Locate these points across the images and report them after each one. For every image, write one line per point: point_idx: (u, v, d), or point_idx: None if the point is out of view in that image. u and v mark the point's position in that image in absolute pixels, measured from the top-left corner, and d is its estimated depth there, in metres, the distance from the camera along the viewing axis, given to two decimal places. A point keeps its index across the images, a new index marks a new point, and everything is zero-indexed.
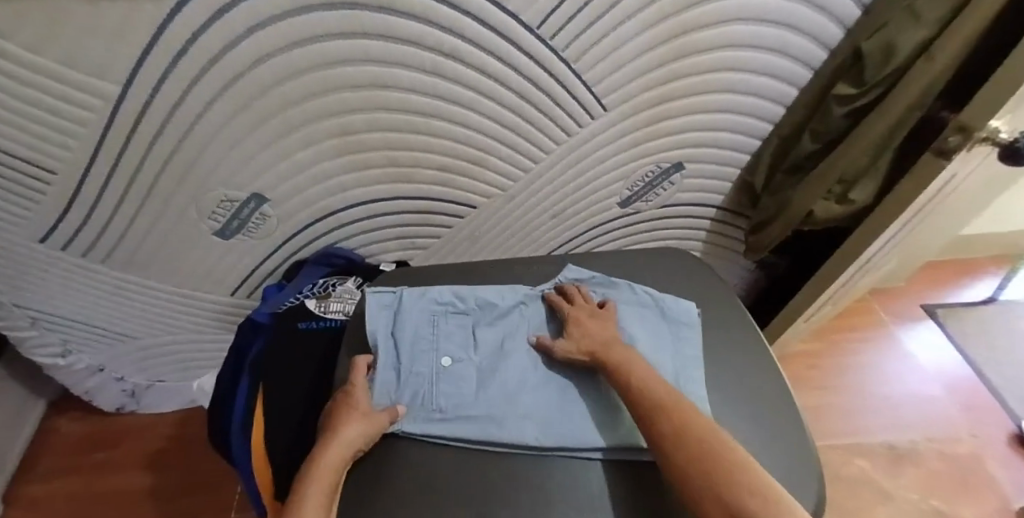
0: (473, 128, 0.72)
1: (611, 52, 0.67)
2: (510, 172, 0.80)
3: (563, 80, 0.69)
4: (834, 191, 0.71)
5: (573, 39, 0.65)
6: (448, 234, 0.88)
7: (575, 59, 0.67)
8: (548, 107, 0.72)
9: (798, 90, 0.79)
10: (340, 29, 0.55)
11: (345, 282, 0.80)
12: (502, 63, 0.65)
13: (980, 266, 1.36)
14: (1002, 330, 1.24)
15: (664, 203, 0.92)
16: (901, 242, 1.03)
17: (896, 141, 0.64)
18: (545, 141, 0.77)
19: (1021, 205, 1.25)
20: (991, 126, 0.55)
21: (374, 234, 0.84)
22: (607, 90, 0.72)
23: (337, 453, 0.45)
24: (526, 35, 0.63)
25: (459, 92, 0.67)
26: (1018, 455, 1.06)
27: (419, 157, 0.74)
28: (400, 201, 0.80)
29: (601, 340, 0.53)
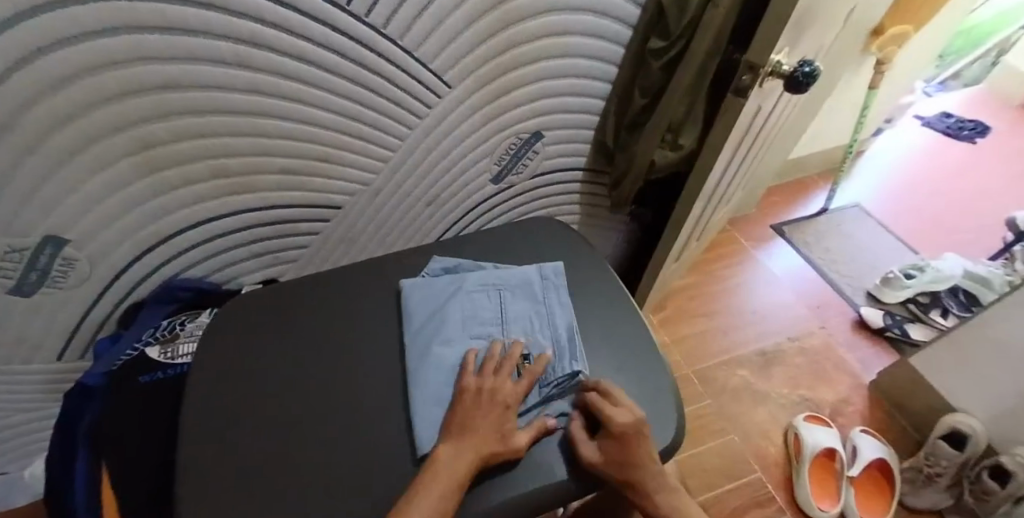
0: (314, 122, 0.67)
1: (434, 26, 0.66)
2: (365, 164, 0.76)
3: (391, 59, 0.66)
4: (666, 139, 0.77)
5: (390, 15, 0.62)
6: (314, 243, 0.83)
7: (399, 37, 0.65)
8: (385, 90, 0.69)
9: (623, 46, 0.81)
10: (98, 25, 0.48)
11: (195, 318, 0.75)
12: (322, 49, 0.61)
13: (812, 183, 1.55)
14: (835, 234, 1.43)
15: (534, 173, 0.93)
16: (744, 173, 1.13)
17: (705, 86, 0.70)
18: (393, 126, 0.74)
19: (834, 125, 1.43)
20: (773, 61, 0.62)
21: (227, 256, 0.78)
22: (445, 66, 0.71)
23: (449, 462, 0.47)
24: (337, 15, 0.59)
25: (274, 82, 0.61)
26: (859, 336, 1.24)
27: (252, 162, 0.68)
28: (243, 216, 0.74)
29: (644, 470, 0.50)
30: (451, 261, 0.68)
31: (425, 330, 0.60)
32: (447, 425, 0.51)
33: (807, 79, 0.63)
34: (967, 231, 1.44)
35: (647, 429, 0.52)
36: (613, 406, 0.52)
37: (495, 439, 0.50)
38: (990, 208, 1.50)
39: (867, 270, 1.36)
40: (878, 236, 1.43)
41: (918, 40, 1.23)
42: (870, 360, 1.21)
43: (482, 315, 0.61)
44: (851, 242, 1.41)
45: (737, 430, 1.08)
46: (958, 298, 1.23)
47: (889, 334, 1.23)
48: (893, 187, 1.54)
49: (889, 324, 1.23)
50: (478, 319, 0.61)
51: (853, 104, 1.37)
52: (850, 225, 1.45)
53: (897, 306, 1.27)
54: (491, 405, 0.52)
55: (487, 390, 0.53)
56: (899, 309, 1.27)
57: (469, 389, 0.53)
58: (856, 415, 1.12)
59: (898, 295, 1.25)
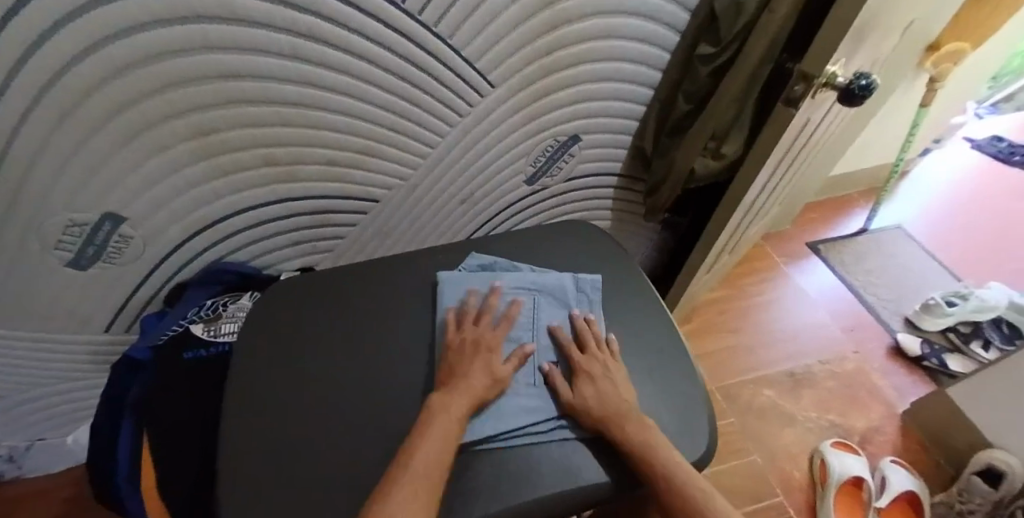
0: (360, 115, 0.69)
1: (483, 25, 0.66)
2: (404, 159, 0.77)
3: (438, 58, 0.67)
4: (709, 147, 0.76)
5: (442, 13, 0.62)
6: (351, 234, 0.85)
7: (449, 35, 0.65)
8: (430, 88, 0.70)
9: (668, 52, 0.80)
10: (166, 14, 0.50)
11: (236, 301, 0.78)
12: (373, 44, 0.62)
13: (852, 201, 1.51)
14: (873, 256, 1.39)
15: (570, 176, 0.93)
16: (783, 188, 1.11)
17: (755, 93, 0.69)
18: (435, 123, 0.75)
19: (880, 142, 1.39)
20: (828, 72, 0.61)
21: (269, 242, 0.80)
22: (490, 66, 0.71)
23: (443, 404, 0.51)
24: (390, 11, 0.60)
25: (325, 75, 0.63)
26: (894, 363, 1.20)
27: (297, 152, 0.69)
28: (286, 204, 0.76)
29: (615, 404, 0.53)
30: (488, 260, 0.69)
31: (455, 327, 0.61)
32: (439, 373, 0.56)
33: (864, 92, 0.62)
34: (1016, 259, 1.38)
35: (616, 375, 0.57)
36: (579, 353, 0.59)
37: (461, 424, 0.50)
38: None
39: (907, 294, 1.32)
40: (920, 260, 1.38)
41: (973, 59, 1.19)
42: (905, 388, 1.17)
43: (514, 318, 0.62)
44: (891, 264, 1.37)
45: (760, 450, 1.06)
46: (1001, 330, 1.17)
47: (926, 363, 1.19)
48: (938, 210, 1.49)
49: (926, 353, 1.19)
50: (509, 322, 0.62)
51: (901, 123, 1.33)
52: (891, 246, 1.41)
53: (936, 334, 1.23)
54: (475, 352, 0.57)
55: (474, 340, 0.58)
56: (939, 337, 1.22)
57: (454, 341, 0.58)
58: (887, 444, 1.09)
59: (937, 322, 1.21)
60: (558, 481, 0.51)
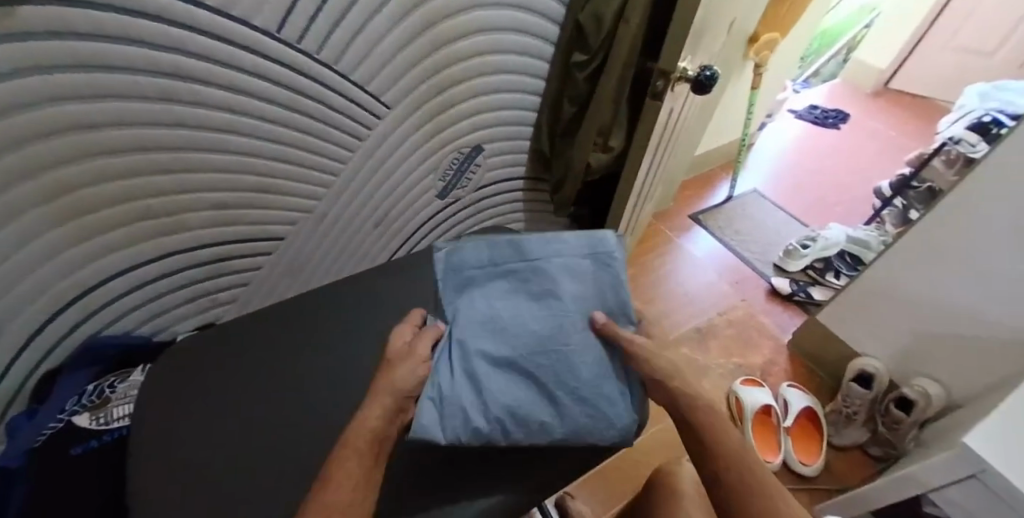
0: (249, 151, 0.67)
1: (367, 50, 0.69)
2: (307, 190, 0.76)
3: (327, 84, 0.69)
4: (598, 143, 0.86)
5: (324, 38, 0.64)
6: (257, 277, 0.82)
7: (333, 61, 0.67)
8: (322, 114, 0.71)
9: (545, 61, 0.88)
10: (15, 67, 0.46)
11: (126, 378, 0.71)
12: (251, 76, 0.61)
13: (717, 175, 1.73)
14: (741, 218, 1.61)
15: (478, 185, 0.99)
16: (662, 169, 1.26)
17: (625, 91, 0.80)
18: (332, 149, 0.75)
19: (730, 121, 1.62)
20: (680, 67, 0.73)
21: (161, 302, 0.74)
22: (381, 88, 0.74)
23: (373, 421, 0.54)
24: (266, 42, 0.60)
25: (203, 114, 0.60)
26: (773, 303, 1.41)
27: (188, 199, 0.66)
28: (182, 255, 0.71)
29: (676, 367, 0.60)
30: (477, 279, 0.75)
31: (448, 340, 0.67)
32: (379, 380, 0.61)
33: (710, 81, 0.75)
34: (846, 201, 1.68)
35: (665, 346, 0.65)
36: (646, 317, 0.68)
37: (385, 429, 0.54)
38: (861, 182, 1.75)
39: (771, 246, 1.54)
40: (776, 215, 1.62)
41: (785, 45, 1.44)
42: (785, 322, 1.37)
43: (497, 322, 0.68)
44: (756, 223, 1.59)
45: None
46: (846, 261, 1.42)
47: (796, 298, 1.41)
48: (780, 171, 1.76)
49: (794, 290, 1.41)
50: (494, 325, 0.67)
51: (741, 103, 1.57)
52: (752, 207, 1.64)
53: (799, 274, 1.45)
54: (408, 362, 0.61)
55: (412, 349, 0.63)
56: (801, 276, 1.45)
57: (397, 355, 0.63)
58: (781, 372, 1.27)
59: (797, 263, 1.43)
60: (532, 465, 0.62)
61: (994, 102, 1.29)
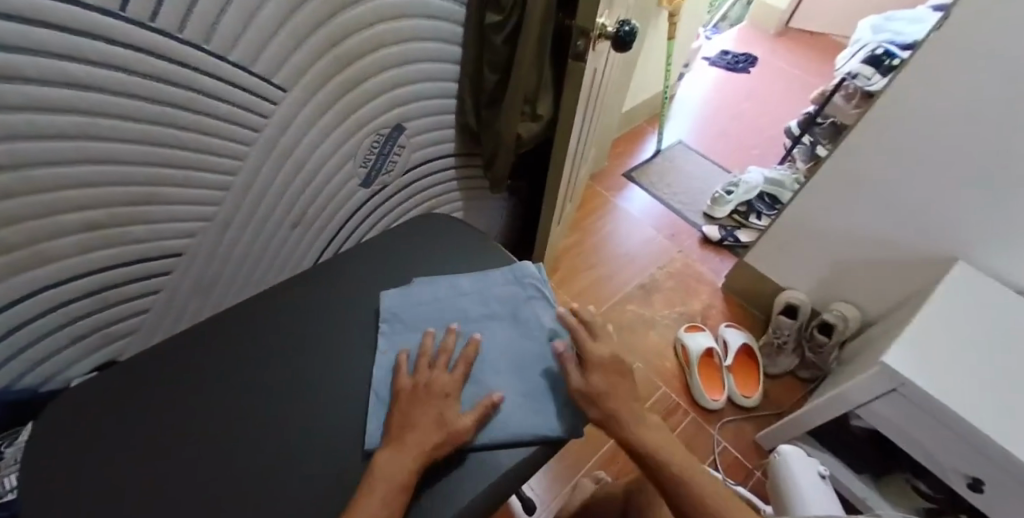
0: (115, 159, 0.57)
1: (246, 24, 0.59)
2: (202, 195, 0.68)
3: (204, 69, 0.58)
4: (526, 112, 0.82)
5: (187, 12, 0.54)
6: (158, 302, 0.74)
7: (203, 40, 0.57)
8: (204, 106, 0.61)
9: (460, 26, 0.82)
10: None
11: (14, 440, 0.62)
12: (99, 67, 0.51)
13: (644, 130, 1.75)
14: (669, 170, 1.64)
15: (405, 168, 0.92)
16: (592, 131, 1.24)
17: (546, 54, 0.76)
18: (224, 145, 0.66)
19: (651, 74, 1.62)
20: (598, 25, 0.70)
21: (42, 346, 0.65)
22: (271, 69, 0.64)
23: (388, 465, 0.52)
24: (112, 24, 0.49)
25: (45, 120, 0.50)
26: (707, 250, 1.46)
27: (47, 223, 0.56)
28: (58, 291, 0.62)
29: (623, 407, 0.59)
30: (431, 275, 0.76)
31: (403, 330, 0.68)
32: (388, 419, 0.57)
33: (629, 37, 0.73)
34: (764, 143, 1.75)
35: (618, 380, 0.61)
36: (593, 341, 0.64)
37: (400, 477, 0.51)
38: (773, 123, 1.82)
39: (699, 195, 1.59)
40: (700, 164, 1.67)
41: None
42: (719, 267, 1.44)
43: (449, 311, 0.70)
44: (682, 174, 1.64)
45: (639, 357, 1.24)
46: (764, 201, 1.50)
47: (727, 243, 1.47)
48: (701, 120, 1.80)
49: (724, 235, 1.47)
50: (445, 314, 0.70)
51: (660, 55, 1.56)
52: (678, 159, 1.68)
53: (727, 219, 1.51)
54: (429, 400, 0.58)
55: (428, 386, 0.59)
56: (729, 221, 1.51)
57: (406, 389, 0.59)
58: (719, 314, 1.34)
59: (723, 210, 1.49)
60: (509, 456, 0.60)
61: (884, 35, 1.29)
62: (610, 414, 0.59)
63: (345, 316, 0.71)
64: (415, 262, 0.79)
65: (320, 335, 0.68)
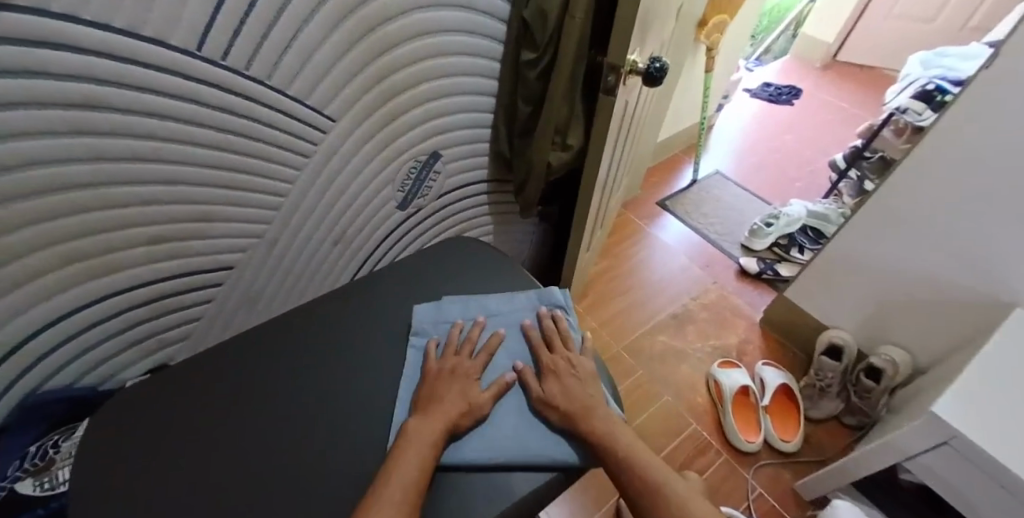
0: (183, 181, 0.63)
1: (301, 62, 0.64)
2: (253, 215, 0.72)
3: (263, 99, 0.63)
4: (557, 142, 0.84)
5: (252, 52, 0.59)
6: (207, 311, 0.78)
7: (266, 76, 0.62)
8: (261, 133, 0.66)
9: (497, 61, 0.85)
10: None
11: (71, 435, 0.65)
12: (176, 99, 0.56)
13: (681, 159, 1.74)
14: (707, 201, 1.62)
15: (440, 192, 0.96)
16: (625, 159, 1.25)
17: (578, 88, 0.78)
18: (276, 169, 0.70)
19: (688, 105, 1.62)
20: (629, 61, 0.72)
21: (101, 349, 0.69)
22: (321, 102, 0.69)
23: (416, 437, 0.57)
24: (190, 63, 0.55)
25: (124, 144, 0.56)
26: (744, 282, 1.42)
27: (114, 238, 0.61)
28: (119, 299, 0.67)
29: (578, 402, 0.62)
30: (461, 294, 0.78)
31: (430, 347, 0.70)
32: (420, 396, 0.63)
33: (660, 72, 0.74)
34: (807, 175, 1.71)
35: (573, 380, 0.65)
36: (549, 349, 0.68)
37: (429, 445, 0.57)
38: (817, 155, 1.78)
39: (737, 226, 1.55)
40: (739, 195, 1.64)
41: (735, 26, 1.44)
42: (757, 300, 1.39)
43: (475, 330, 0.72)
44: (720, 205, 1.61)
45: (669, 389, 1.21)
46: (808, 235, 1.44)
47: (765, 276, 1.43)
48: (740, 150, 1.78)
49: (763, 268, 1.43)
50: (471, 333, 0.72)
51: (698, 87, 1.56)
52: (716, 189, 1.65)
53: (766, 252, 1.47)
54: (454, 380, 0.64)
55: (451, 370, 0.65)
56: (768, 254, 1.46)
57: (435, 370, 0.66)
58: (756, 350, 1.29)
59: (763, 242, 1.45)
60: (526, 482, 0.59)
61: (936, 70, 1.25)
62: (571, 414, 0.62)
63: (374, 332, 0.73)
64: (444, 283, 0.81)
65: (350, 351, 0.71)
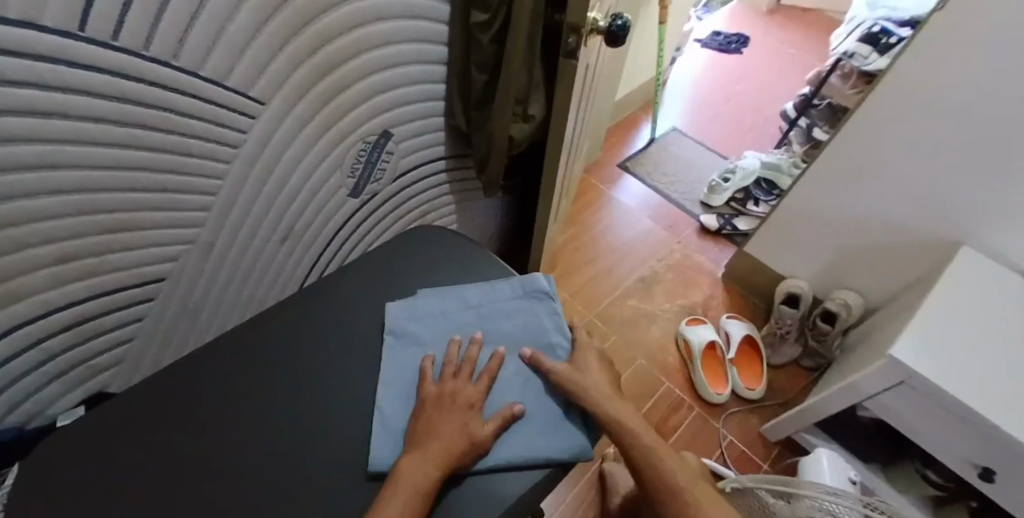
0: (87, 189, 0.53)
1: (216, 38, 0.54)
2: (179, 219, 0.64)
3: (172, 85, 0.54)
4: (518, 112, 0.78)
5: (150, 27, 0.49)
6: (142, 330, 0.70)
7: (171, 56, 0.52)
8: (175, 125, 0.57)
9: (443, 24, 0.77)
10: None
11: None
12: (60, 92, 0.47)
13: (638, 117, 1.71)
14: (666, 159, 1.61)
15: (396, 173, 0.88)
16: (585, 123, 1.21)
17: (536, 52, 0.72)
18: (201, 164, 0.62)
19: (642, 60, 1.57)
20: (590, 19, 0.66)
21: (19, 386, 0.61)
22: (245, 83, 0.60)
23: (410, 471, 0.52)
24: (70, 45, 0.45)
25: (4, 151, 0.46)
26: (706, 240, 1.44)
27: (7, 263, 0.52)
28: (30, 329, 0.58)
29: (599, 389, 0.62)
30: (434, 286, 0.74)
31: (409, 344, 0.66)
32: (414, 422, 0.58)
33: (621, 31, 0.69)
34: (760, 126, 1.72)
35: (588, 366, 0.65)
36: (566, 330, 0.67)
37: (426, 486, 0.51)
38: (769, 105, 1.79)
39: (696, 183, 1.55)
40: (695, 150, 1.64)
41: None
42: (718, 256, 1.41)
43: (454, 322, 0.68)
44: (679, 162, 1.60)
45: (642, 352, 1.23)
46: (762, 187, 1.46)
47: (725, 232, 1.45)
48: (694, 105, 1.77)
49: (723, 224, 1.44)
50: (450, 326, 0.68)
51: (652, 40, 1.52)
52: (673, 147, 1.64)
53: (724, 207, 1.48)
54: (449, 408, 0.58)
55: (446, 392, 0.60)
56: (727, 209, 1.48)
57: (431, 396, 0.60)
58: (721, 305, 1.32)
59: (719, 198, 1.47)
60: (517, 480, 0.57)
61: (881, 11, 1.24)
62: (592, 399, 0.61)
63: (339, 337, 0.68)
64: (411, 276, 0.76)
65: (314, 361, 0.65)
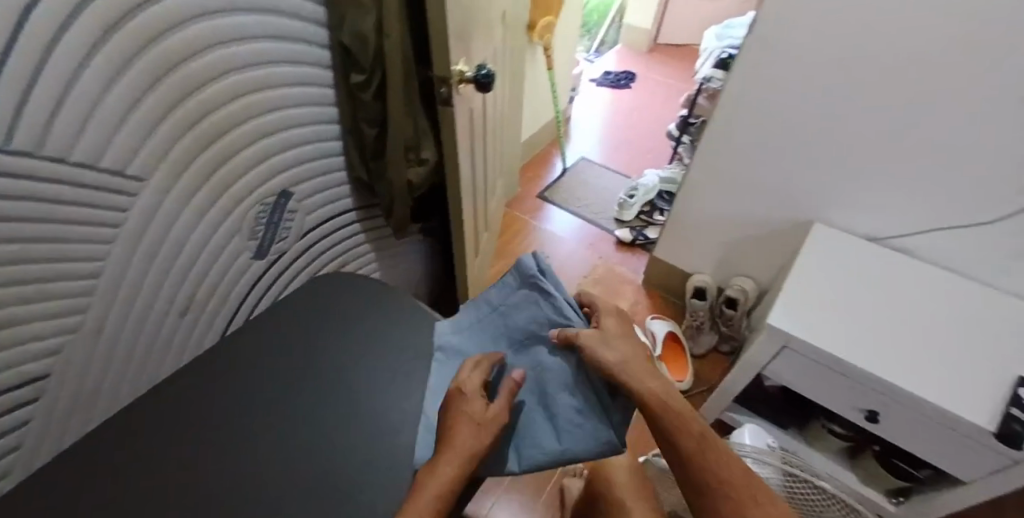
0: None
1: (97, 129, 0.60)
2: (57, 307, 0.66)
3: (42, 179, 0.58)
4: (411, 157, 0.89)
5: (10, 124, 0.52)
6: (29, 432, 0.71)
7: (34, 146, 0.55)
8: (46, 217, 0.60)
9: (326, 87, 0.88)
10: None
11: None
12: None
13: (550, 152, 1.88)
14: (580, 186, 1.76)
15: (302, 230, 0.97)
16: (495, 162, 1.34)
17: (416, 102, 0.83)
18: (78, 248, 0.65)
19: (542, 103, 1.75)
20: (455, 71, 0.79)
21: None
22: (122, 161, 0.65)
23: (428, 490, 0.55)
24: None
25: None
26: (626, 252, 1.57)
27: None
28: None
29: (630, 368, 0.60)
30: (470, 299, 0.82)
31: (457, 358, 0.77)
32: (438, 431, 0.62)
33: (487, 78, 0.82)
34: (658, 147, 1.91)
35: (621, 346, 0.62)
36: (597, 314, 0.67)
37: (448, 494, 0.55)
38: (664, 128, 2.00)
39: (609, 203, 1.71)
40: (603, 175, 1.80)
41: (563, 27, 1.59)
42: (636, 265, 1.55)
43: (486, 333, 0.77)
44: (592, 187, 1.75)
45: None
46: (666, 198, 1.64)
47: (640, 243, 1.59)
48: (599, 135, 1.95)
49: (637, 236, 1.58)
50: (485, 336, 0.77)
51: (546, 84, 1.69)
52: (585, 174, 1.80)
53: (636, 221, 1.63)
54: (466, 416, 0.61)
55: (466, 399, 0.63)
56: (638, 222, 1.63)
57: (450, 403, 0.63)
58: (645, 309, 1.44)
59: (630, 213, 1.61)
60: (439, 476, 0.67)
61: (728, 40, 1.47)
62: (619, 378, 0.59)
63: (261, 383, 0.74)
64: (325, 317, 0.84)
65: (236, 408, 0.72)
